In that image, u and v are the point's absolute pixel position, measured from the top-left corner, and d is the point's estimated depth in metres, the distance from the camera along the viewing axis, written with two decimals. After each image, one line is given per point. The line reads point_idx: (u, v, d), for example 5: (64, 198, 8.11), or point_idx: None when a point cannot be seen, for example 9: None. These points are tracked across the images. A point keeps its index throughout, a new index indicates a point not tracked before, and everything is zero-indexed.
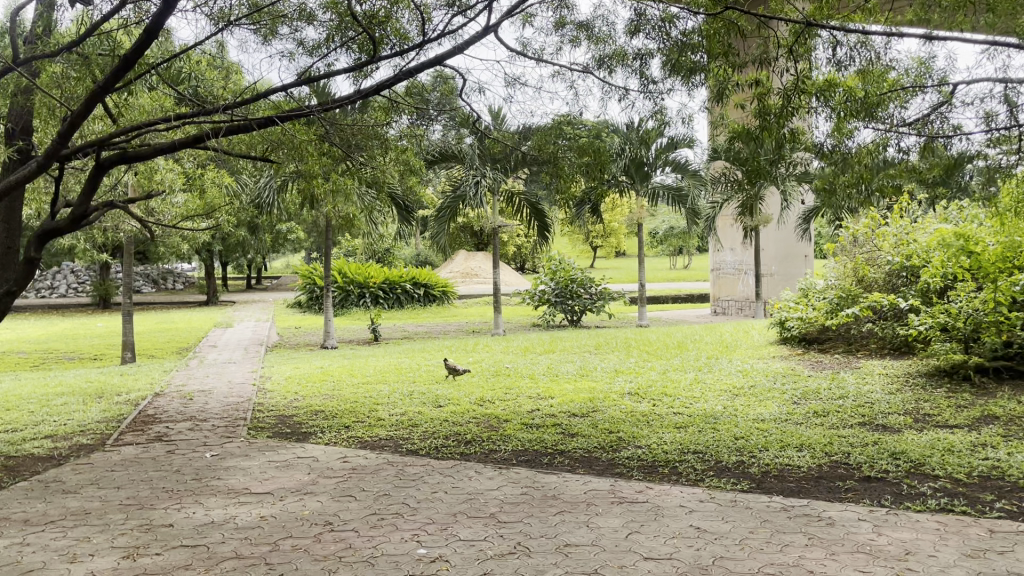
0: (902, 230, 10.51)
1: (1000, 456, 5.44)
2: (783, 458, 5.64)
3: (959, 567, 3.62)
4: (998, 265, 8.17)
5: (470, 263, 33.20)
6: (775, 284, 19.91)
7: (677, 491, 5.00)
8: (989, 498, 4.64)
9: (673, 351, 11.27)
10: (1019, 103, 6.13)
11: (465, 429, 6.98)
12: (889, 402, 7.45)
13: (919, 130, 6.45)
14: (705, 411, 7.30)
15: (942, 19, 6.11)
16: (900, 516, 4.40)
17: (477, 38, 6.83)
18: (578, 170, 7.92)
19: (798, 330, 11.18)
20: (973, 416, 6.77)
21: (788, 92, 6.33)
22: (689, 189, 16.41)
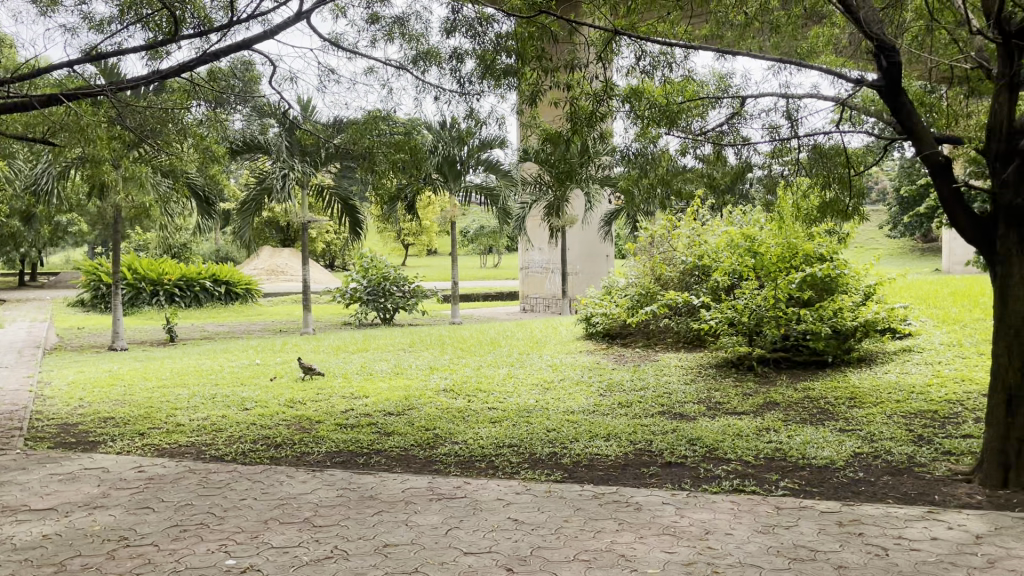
0: (694, 232, 11.30)
1: (781, 438, 5.98)
2: (592, 447, 5.88)
3: (752, 543, 3.93)
4: (779, 265, 9.00)
5: (276, 260, 31.99)
6: (581, 282, 20.76)
7: (493, 485, 5.07)
8: (773, 477, 5.08)
9: (486, 348, 11.42)
10: (798, 117, 6.76)
11: (275, 432, 6.68)
12: (686, 392, 7.96)
13: (713, 140, 6.88)
14: (518, 405, 7.45)
15: (733, 39, 6.63)
16: (699, 498, 4.71)
17: (288, 24, 6.58)
18: (392, 165, 7.81)
19: (604, 326, 11.69)
20: (758, 403, 7.41)
21: (598, 96, 6.61)
22: (500, 189, 16.65)
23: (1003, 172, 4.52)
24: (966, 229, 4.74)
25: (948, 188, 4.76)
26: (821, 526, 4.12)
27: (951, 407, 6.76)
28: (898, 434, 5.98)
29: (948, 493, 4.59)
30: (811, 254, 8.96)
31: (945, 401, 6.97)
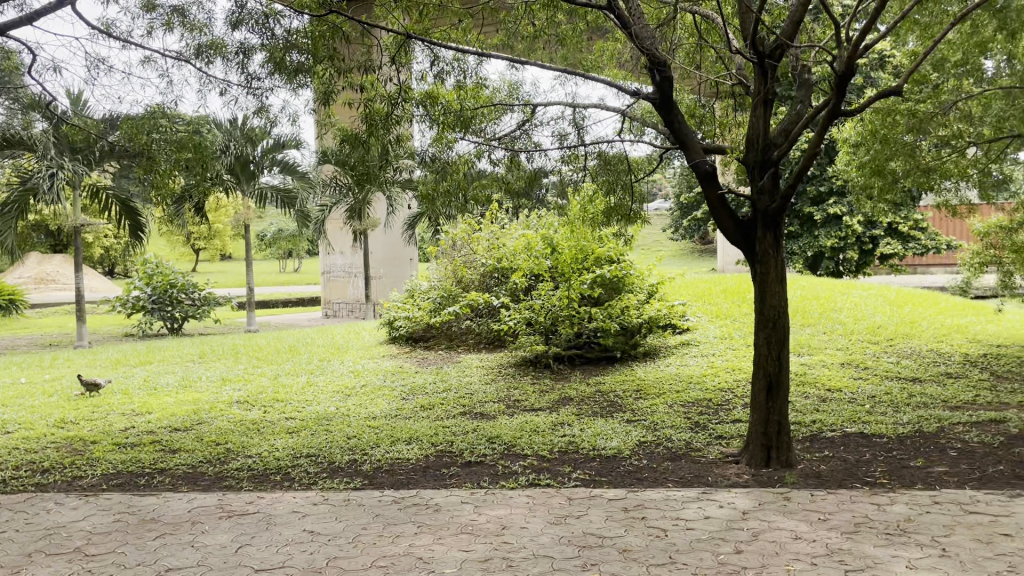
0: (493, 236, 11.55)
1: (575, 432, 6.24)
2: (393, 452, 5.84)
3: (545, 534, 4.07)
4: (572, 265, 9.42)
5: (46, 268, 29.10)
6: (384, 286, 20.50)
7: (289, 497, 4.90)
8: (567, 470, 5.29)
9: (284, 356, 11.03)
10: (584, 126, 7.11)
11: (41, 456, 6.06)
12: (486, 392, 8.12)
13: (507, 145, 7.06)
14: (317, 414, 7.25)
15: (523, 49, 6.85)
16: (497, 495, 4.81)
17: (50, 9, 6.01)
18: (175, 165, 7.33)
19: (406, 330, 11.63)
20: (554, 399, 7.70)
21: (392, 98, 6.58)
22: (298, 191, 16.09)
23: (760, 180, 4.98)
24: (731, 232, 5.15)
25: (715, 195, 5.16)
26: (609, 514, 4.34)
27: (723, 395, 7.39)
28: (678, 422, 6.43)
29: (719, 474, 5.00)
30: (601, 255, 9.45)
31: (718, 389, 7.60)
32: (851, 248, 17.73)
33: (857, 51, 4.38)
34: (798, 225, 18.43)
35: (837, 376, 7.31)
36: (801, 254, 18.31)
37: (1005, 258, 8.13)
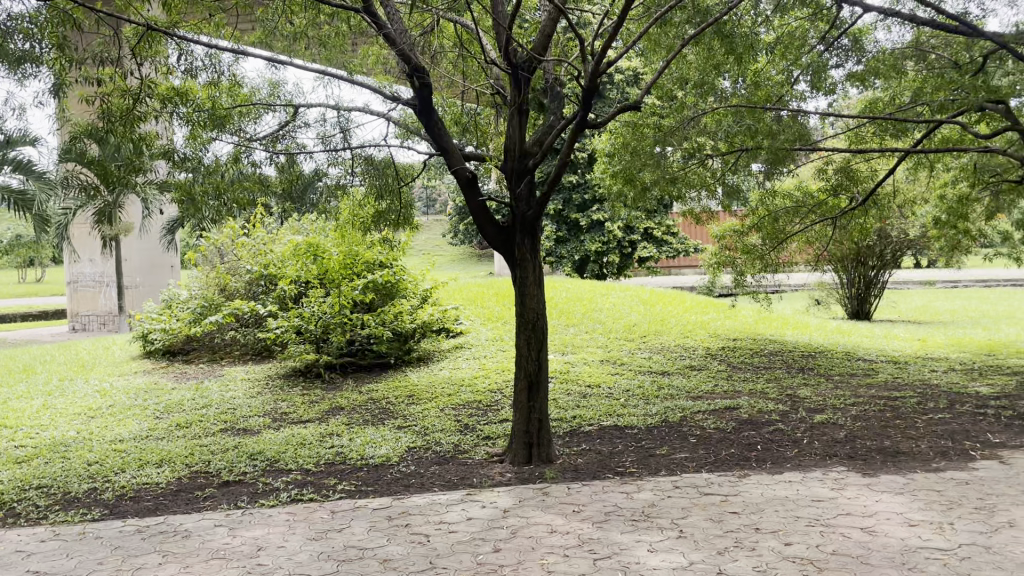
0: (260, 242, 11.08)
1: (343, 442, 6.10)
2: (141, 477, 5.39)
3: (304, 552, 3.92)
4: (342, 272, 9.19)
5: None
6: (140, 296, 18.79)
7: (11, 536, 4.35)
8: (331, 482, 5.15)
9: (16, 376, 9.86)
10: (349, 129, 6.96)
11: None
12: (250, 406, 7.72)
13: (269, 146, 6.73)
14: (52, 440, 6.52)
15: (284, 48, 6.61)
16: (254, 514, 4.57)
17: None
18: None
19: (162, 343, 10.76)
20: (323, 409, 7.47)
21: (135, 93, 5.96)
22: (36, 193, 14.43)
23: (516, 187, 5.14)
24: (492, 238, 5.24)
25: (476, 202, 5.23)
26: (372, 524, 4.27)
27: (492, 396, 7.56)
28: (446, 425, 6.48)
29: (484, 474, 5.07)
30: (372, 260, 9.32)
31: (488, 391, 7.77)
32: (613, 252, 18.91)
33: (599, 68, 4.64)
34: (565, 230, 19.27)
35: (597, 373, 7.73)
36: (569, 257, 19.17)
37: (737, 258, 8.94)
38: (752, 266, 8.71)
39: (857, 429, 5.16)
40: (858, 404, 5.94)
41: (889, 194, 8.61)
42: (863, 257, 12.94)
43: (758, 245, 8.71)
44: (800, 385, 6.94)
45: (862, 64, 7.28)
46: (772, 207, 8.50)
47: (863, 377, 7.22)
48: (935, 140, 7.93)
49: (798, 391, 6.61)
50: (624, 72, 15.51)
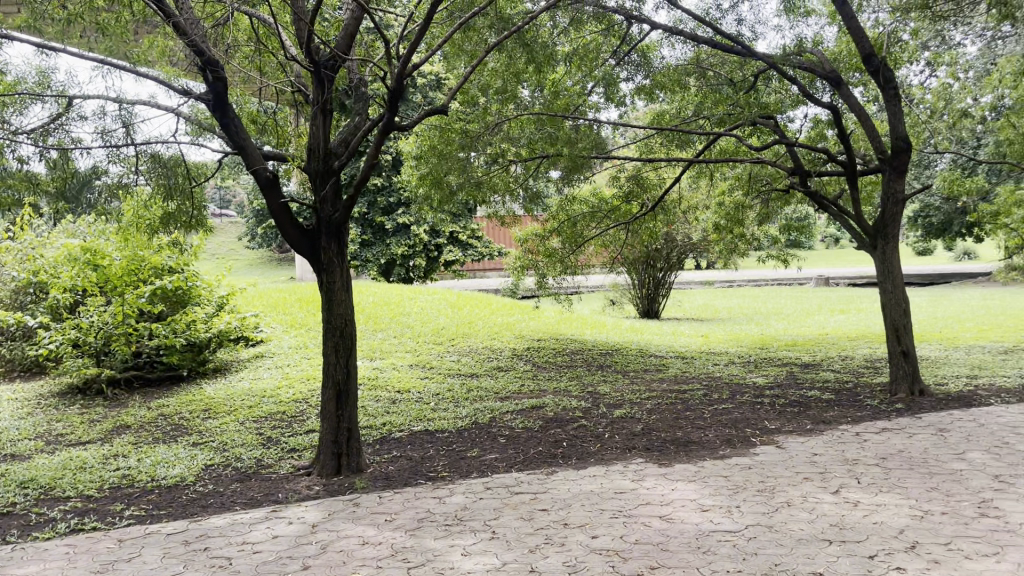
0: (28, 246, 10.03)
1: (131, 463, 5.61)
2: None
3: None
4: (124, 279, 8.44)
5: None
6: None
7: None
8: (118, 508, 4.71)
9: None
10: (132, 124, 6.43)
11: None
12: (19, 429, 6.91)
13: (37, 140, 6.01)
14: None
15: (54, 32, 5.98)
16: (26, 549, 4.08)
17: None
18: None
19: None
20: (107, 429, 6.84)
21: None
22: None
23: (321, 189, 4.97)
24: (296, 240, 4.98)
25: (277, 204, 5.00)
26: (166, 550, 3.94)
27: (297, 406, 7.28)
28: (248, 439, 6.16)
29: (290, 489, 4.85)
30: (160, 266, 8.67)
31: (292, 401, 7.47)
32: (418, 255, 18.92)
33: (405, 71, 4.60)
34: (370, 233, 18.95)
35: (405, 378, 7.67)
36: (374, 261, 18.87)
37: (538, 261, 9.19)
38: (552, 269, 8.99)
39: (653, 422, 5.47)
40: (653, 398, 6.30)
41: (675, 200, 9.21)
42: (652, 259, 13.75)
43: (558, 249, 9.02)
44: (601, 381, 7.27)
45: (650, 78, 7.73)
46: (571, 212, 8.82)
47: (656, 372, 7.69)
48: (715, 150, 8.57)
49: (599, 388, 6.90)
50: (427, 76, 15.53)
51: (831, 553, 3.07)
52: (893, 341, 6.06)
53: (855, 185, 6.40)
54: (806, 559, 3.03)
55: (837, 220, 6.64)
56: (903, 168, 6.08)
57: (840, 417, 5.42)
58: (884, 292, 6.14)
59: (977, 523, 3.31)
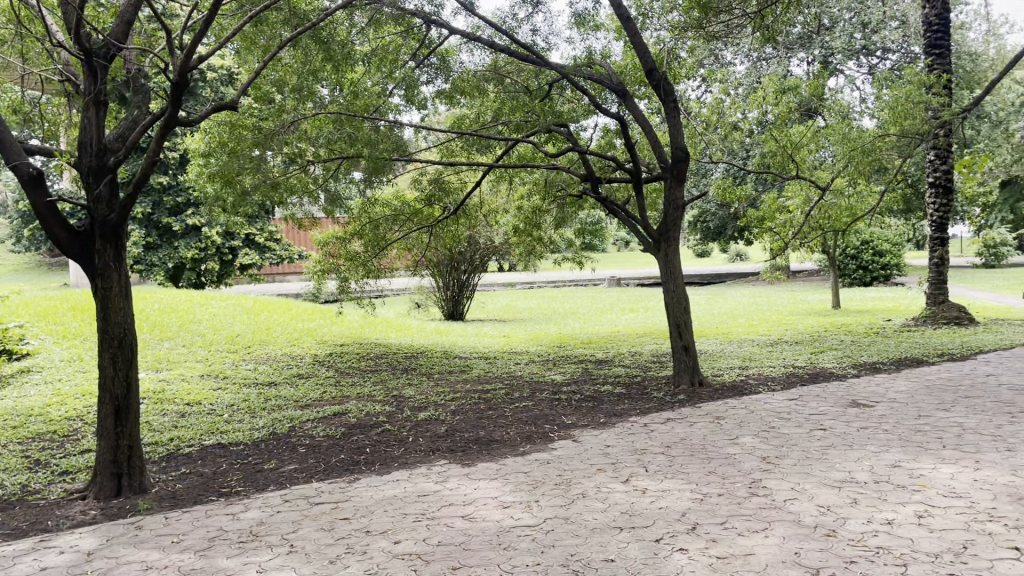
0: None
1: None
2: None
3: None
4: None
5: None
6: None
7: None
8: None
9: None
10: None
11: None
12: None
13: None
14: None
15: None
16: None
17: None
18: None
19: None
20: None
21: None
22: None
23: (95, 187, 4.57)
24: (65, 243, 4.57)
25: (43, 202, 4.51)
26: None
27: (71, 424, 6.64)
28: (11, 463, 5.53)
29: (60, 515, 4.38)
30: None
31: (64, 419, 6.80)
32: (211, 259, 17.96)
33: (189, 63, 4.33)
34: (156, 236, 17.68)
35: (197, 389, 7.22)
36: (160, 265, 17.62)
37: (339, 265, 8.83)
38: (354, 273, 8.75)
39: (455, 423, 5.51)
40: (456, 399, 6.35)
41: (477, 204, 9.35)
42: (456, 263, 13.91)
43: (360, 253, 8.83)
44: (404, 385, 7.22)
45: (450, 83, 7.82)
46: (372, 214, 8.68)
47: (460, 374, 7.76)
48: (514, 155, 8.78)
49: (402, 391, 6.85)
50: (217, 70, 14.80)
51: (622, 540, 3.23)
52: (675, 336, 6.48)
53: (640, 191, 6.80)
54: (600, 548, 3.16)
55: (625, 224, 7.01)
56: (682, 175, 6.53)
57: (630, 410, 5.74)
58: (668, 292, 6.56)
59: (748, 502, 3.62)
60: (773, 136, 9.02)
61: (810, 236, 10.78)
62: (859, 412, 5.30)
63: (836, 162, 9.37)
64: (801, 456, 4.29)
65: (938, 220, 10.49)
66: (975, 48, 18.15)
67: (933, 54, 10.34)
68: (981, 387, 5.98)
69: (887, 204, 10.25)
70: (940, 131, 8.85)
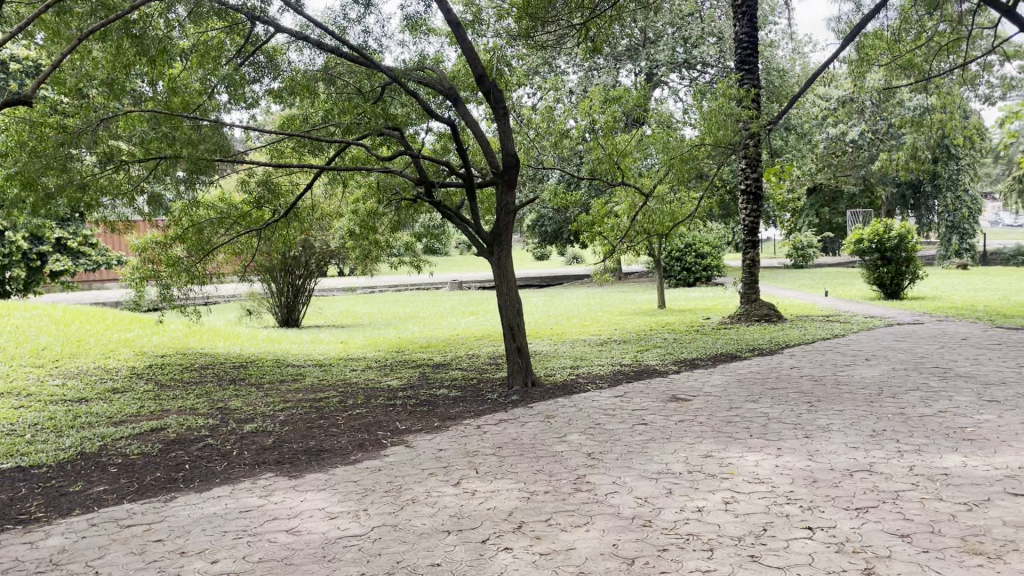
0: None
1: None
2: None
3: None
4: None
5: None
6: None
7: None
8: None
9: None
10: None
11: None
12: None
13: None
14: None
15: None
16: None
17: None
18: None
19: None
20: None
21: None
22: None
23: None
24: None
25: None
26: None
27: None
28: None
29: None
30: None
31: None
32: (16, 265, 16.48)
33: None
34: None
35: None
36: None
37: (161, 271, 8.37)
38: (177, 279, 8.28)
39: (284, 433, 5.34)
40: (286, 409, 6.15)
41: (309, 207, 9.12)
42: (290, 267, 13.46)
43: (182, 258, 8.33)
44: (231, 397, 6.90)
45: (280, 82, 7.67)
46: (196, 217, 8.24)
47: (291, 383, 7.51)
48: (347, 158, 8.63)
49: (229, 403, 6.55)
50: (22, 61, 13.71)
51: (448, 544, 3.23)
52: (509, 338, 6.60)
53: (473, 197, 6.87)
54: (426, 553, 3.15)
55: (460, 230, 7.04)
56: (513, 181, 6.65)
57: (464, 412, 5.78)
58: (501, 295, 6.65)
59: (572, 497, 3.73)
60: (600, 143, 9.38)
61: (637, 240, 11.28)
62: (678, 406, 5.60)
63: (659, 169, 9.88)
64: (623, 450, 4.47)
65: (750, 224, 11.29)
66: (783, 65, 19.72)
67: (743, 70, 11.12)
68: (785, 379, 6.49)
69: (705, 209, 10.92)
70: (749, 141, 9.53)
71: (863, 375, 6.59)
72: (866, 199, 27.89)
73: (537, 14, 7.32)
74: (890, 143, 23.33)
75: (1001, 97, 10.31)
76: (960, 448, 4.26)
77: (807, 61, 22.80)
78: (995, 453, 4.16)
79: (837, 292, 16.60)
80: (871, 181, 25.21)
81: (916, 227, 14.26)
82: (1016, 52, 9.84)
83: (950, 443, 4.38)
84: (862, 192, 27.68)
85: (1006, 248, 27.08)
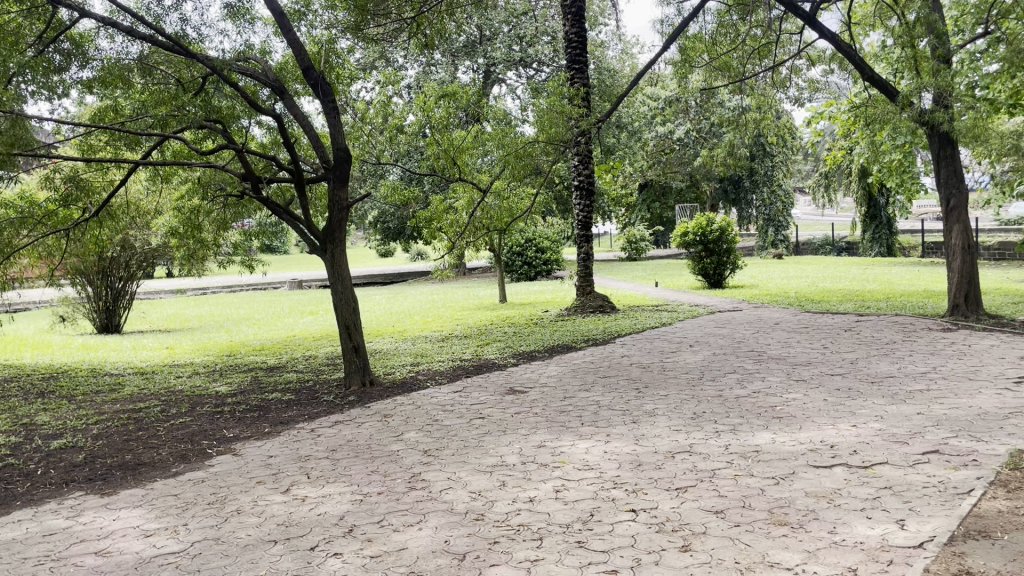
0: None
1: None
2: None
3: None
4: None
5: None
6: None
7: None
8: None
9: None
10: None
11: None
12: None
13: None
14: None
15: None
16: None
17: None
18: None
19: None
20: None
21: None
22: None
23: None
24: None
25: None
26: None
27: None
28: None
29: None
30: None
31: None
32: None
33: None
34: None
35: None
36: None
37: None
38: None
39: (97, 449, 4.96)
40: (100, 422, 5.71)
41: (125, 205, 8.50)
42: (108, 269, 12.60)
43: None
44: (37, 412, 6.32)
45: (91, 70, 7.27)
46: None
47: (107, 393, 7.00)
48: (166, 152, 8.15)
49: (34, 419, 5.99)
50: None
51: (274, 554, 3.11)
52: (345, 338, 6.44)
53: (303, 191, 6.65)
54: (250, 565, 3.01)
55: (290, 227, 6.80)
56: (345, 177, 6.52)
57: (297, 416, 5.60)
58: (335, 293, 6.50)
59: (406, 496, 3.69)
60: (436, 139, 9.36)
61: (476, 235, 11.34)
62: (514, 399, 5.67)
63: (495, 164, 9.95)
64: (459, 446, 4.48)
65: (585, 219, 11.62)
66: (612, 64, 20.55)
67: (574, 69, 11.41)
68: (616, 368, 6.74)
69: (540, 204, 11.13)
70: (580, 138, 9.78)
71: (687, 361, 6.94)
72: (692, 194, 29.48)
73: (365, 7, 7.26)
74: (713, 140, 24.75)
75: (808, 98, 11.14)
76: (770, 425, 4.57)
77: (636, 61, 23.83)
78: (801, 429, 4.49)
79: (666, 282, 17.43)
80: (696, 178, 26.63)
81: (735, 220, 15.25)
82: (817, 57, 10.66)
83: (761, 421, 4.70)
84: (689, 188, 29.22)
85: (814, 238, 29.46)
